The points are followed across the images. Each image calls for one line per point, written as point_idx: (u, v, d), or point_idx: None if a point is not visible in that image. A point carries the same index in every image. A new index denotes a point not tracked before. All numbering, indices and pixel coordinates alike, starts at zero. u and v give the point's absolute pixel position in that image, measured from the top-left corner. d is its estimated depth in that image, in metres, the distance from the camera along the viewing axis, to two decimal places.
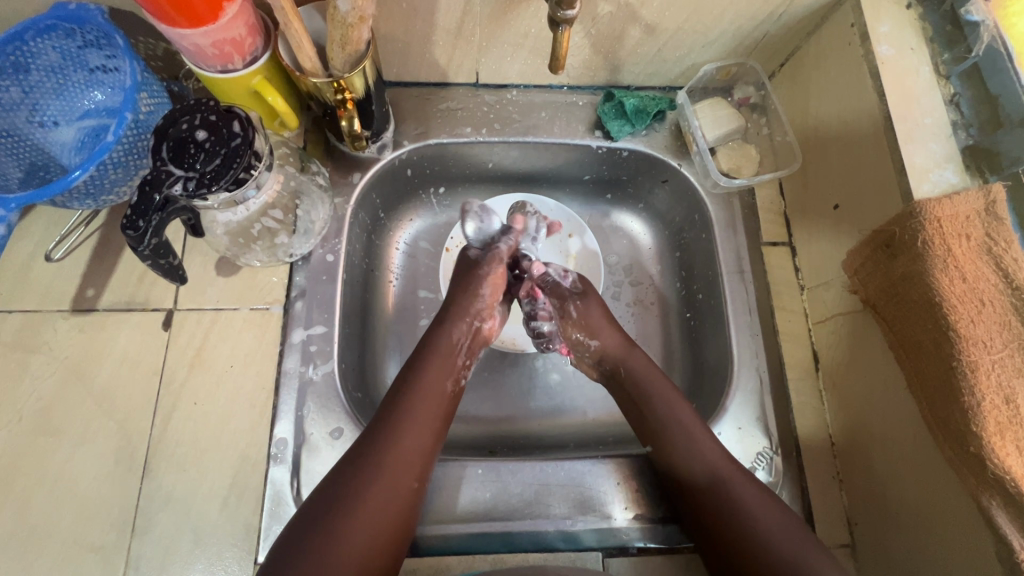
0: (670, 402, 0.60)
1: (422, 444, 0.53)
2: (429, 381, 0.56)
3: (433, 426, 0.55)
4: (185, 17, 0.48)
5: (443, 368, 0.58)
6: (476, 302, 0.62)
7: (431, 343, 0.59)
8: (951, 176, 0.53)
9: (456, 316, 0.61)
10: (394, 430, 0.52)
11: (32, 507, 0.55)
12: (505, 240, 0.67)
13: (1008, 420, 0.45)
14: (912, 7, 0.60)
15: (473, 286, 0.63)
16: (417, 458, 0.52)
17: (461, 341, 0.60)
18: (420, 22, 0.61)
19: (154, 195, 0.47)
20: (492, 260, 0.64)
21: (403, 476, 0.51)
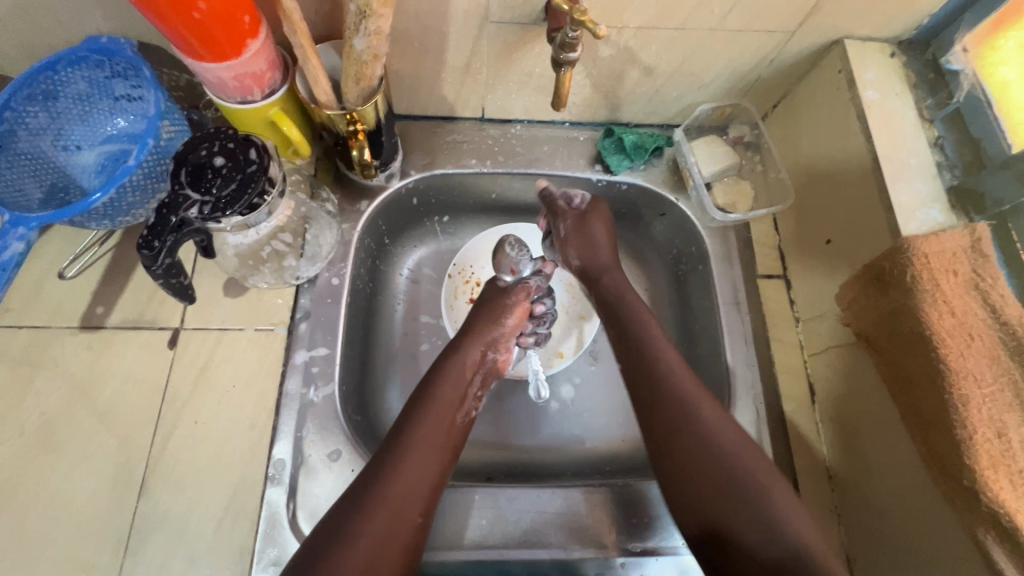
0: (681, 394, 0.54)
1: (426, 475, 0.52)
2: (436, 409, 0.57)
3: (439, 456, 0.54)
4: (212, 53, 0.51)
5: (451, 398, 0.58)
6: (497, 332, 0.65)
7: (445, 365, 0.60)
8: (937, 214, 0.56)
9: (472, 341, 0.63)
10: (401, 457, 0.52)
11: (27, 524, 0.55)
12: (536, 279, 0.70)
13: (1000, 454, 0.46)
14: (895, 55, 0.64)
15: (499, 314, 0.66)
16: (424, 487, 0.51)
17: (472, 367, 0.61)
18: (431, 61, 0.64)
19: (170, 217, 0.49)
20: (520, 291, 0.67)
21: (406, 508, 0.49)
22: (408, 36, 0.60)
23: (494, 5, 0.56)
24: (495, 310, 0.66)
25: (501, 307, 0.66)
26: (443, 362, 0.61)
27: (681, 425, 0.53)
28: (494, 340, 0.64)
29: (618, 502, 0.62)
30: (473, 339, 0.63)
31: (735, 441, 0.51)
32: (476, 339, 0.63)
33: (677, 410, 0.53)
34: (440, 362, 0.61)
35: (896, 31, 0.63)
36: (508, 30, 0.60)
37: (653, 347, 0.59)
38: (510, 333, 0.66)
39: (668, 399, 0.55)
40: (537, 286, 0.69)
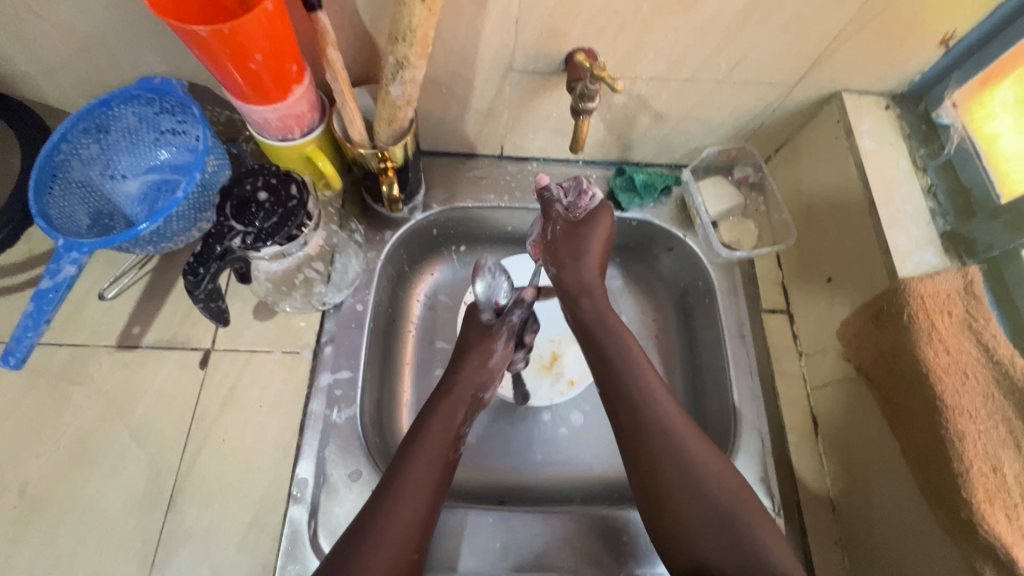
0: (671, 433, 0.55)
1: (422, 511, 0.53)
2: (429, 447, 0.57)
3: (429, 492, 0.54)
4: (261, 97, 0.56)
5: (442, 437, 0.58)
6: (484, 372, 0.66)
7: (436, 405, 0.61)
8: (931, 258, 0.60)
9: (462, 383, 0.64)
10: (397, 494, 0.53)
11: (61, 536, 0.57)
12: (517, 312, 0.69)
13: (995, 487, 0.48)
14: (889, 108, 0.69)
15: (486, 355, 0.67)
16: (417, 525, 0.52)
17: (462, 405, 0.62)
18: (457, 104, 0.69)
19: (216, 246, 0.53)
20: (503, 332, 0.68)
21: (405, 545, 0.51)
22: (437, 82, 0.65)
23: (518, 56, 0.61)
24: (477, 351, 0.67)
25: (485, 346, 0.67)
26: (434, 402, 0.62)
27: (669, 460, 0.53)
28: (479, 381, 0.65)
29: (623, 528, 0.63)
30: (458, 378, 0.64)
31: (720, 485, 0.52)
32: (463, 381, 0.64)
33: (664, 445, 0.54)
34: (433, 401, 0.62)
35: (890, 86, 0.68)
36: (529, 78, 0.65)
37: (641, 377, 0.59)
38: (489, 372, 0.66)
39: (653, 435, 0.55)
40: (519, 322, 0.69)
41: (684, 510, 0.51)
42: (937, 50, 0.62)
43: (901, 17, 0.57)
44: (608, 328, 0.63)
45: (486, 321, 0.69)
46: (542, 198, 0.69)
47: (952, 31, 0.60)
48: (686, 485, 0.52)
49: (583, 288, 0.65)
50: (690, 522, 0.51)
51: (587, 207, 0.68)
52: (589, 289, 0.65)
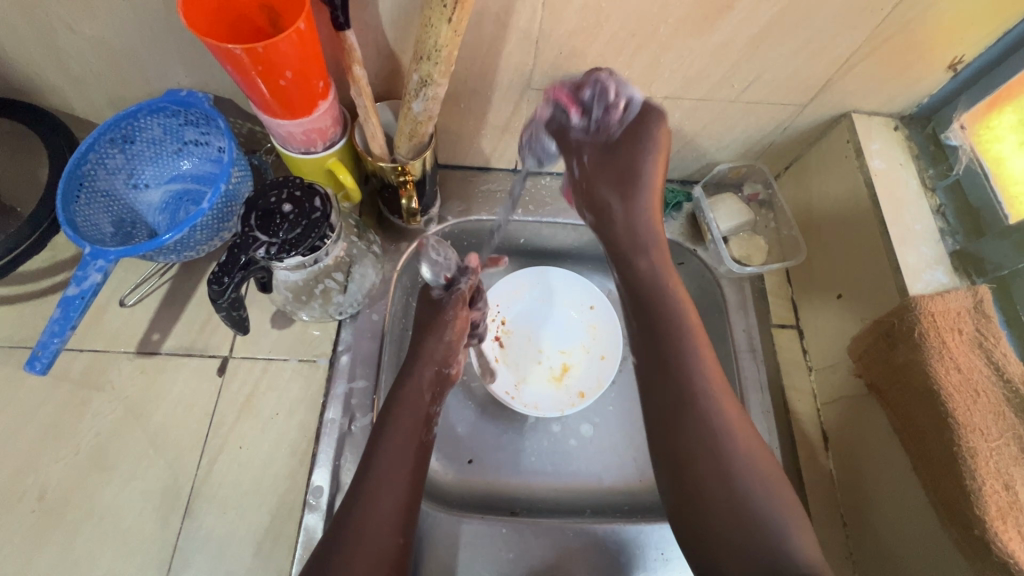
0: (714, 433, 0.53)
1: (402, 499, 0.53)
2: (401, 433, 0.57)
3: (403, 474, 0.54)
4: (287, 112, 0.57)
5: (411, 424, 0.58)
6: (443, 347, 0.66)
7: (399, 391, 0.61)
8: (941, 276, 0.61)
9: (423, 362, 0.64)
10: (374, 483, 0.53)
11: (78, 541, 0.58)
12: (464, 278, 0.70)
13: (1008, 505, 0.49)
14: (898, 129, 0.70)
15: (441, 329, 0.66)
16: (395, 510, 0.52)
17: (426, 387, 0.62)
18: (474, 120, 0.71)
19: (240, 256, 0.54)
20: (455, 303, 0.68)
21: (386, 533, 0.51)
22: (456, 99, 0.67)
23: (536, 75, 0.63)
24: (433, 328, 0.67)
25: (438, 322, 0.67)
26: (400, 388, 0.61)
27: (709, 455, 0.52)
28: (438, 361, 0.65)
29: (630, 539, 0.64)
30: (419, 360, 0.64)
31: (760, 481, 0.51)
32: (422, 362, 0.64)
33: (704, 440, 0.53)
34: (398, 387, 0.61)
35: (899, 108, 0.69)
36: None
37: (684, 349, 0.58)
38: (447, 353, 0.66)
39: (687, 417, 0.54)
40: (468, 289, 0.69)
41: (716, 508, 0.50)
42: (945, 74, 0.64)
43: (910, 42, 0.59)
44: (657, 290, 0.62)
45: (438, 297, 0.70)
46: (553, 132, 0.64)
47: (960, 56, 0.61)
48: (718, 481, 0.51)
49: (636, 241, 0.64)
50: (713, 515, 0.50)
51: (620, 120, 0.62)
52: (645, 246, 0.64)
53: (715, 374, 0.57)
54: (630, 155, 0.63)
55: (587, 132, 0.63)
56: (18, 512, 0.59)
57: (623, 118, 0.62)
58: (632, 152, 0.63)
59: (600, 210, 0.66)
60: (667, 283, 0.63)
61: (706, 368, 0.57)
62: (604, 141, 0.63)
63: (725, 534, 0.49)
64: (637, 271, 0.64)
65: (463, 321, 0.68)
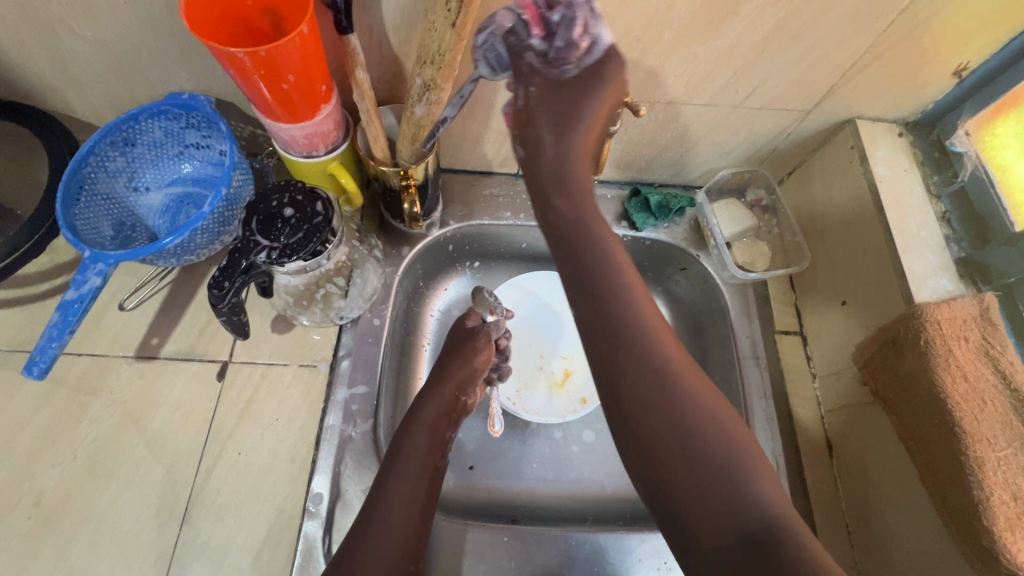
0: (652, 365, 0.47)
1: (415, 521, 0.52)
2: (416, 457, 0.57)
3: (418, 498, 0.54)
4: (289, 116, 0.57)
5: (424, 445, 0.58)
6: (466, 372, 0.65)
7: (419, 413, 0.61)
8: (947, 283, 0.61)
9: (443, 385, 0.64)
10: (387, 502, 0.52)
11: (75, 547, 0.57)
12: (495, 325, 0.72)
13: (1016, 516, 0.48)
14: (902, 135, 0.70)
15: (469, 356, 0.67)
16: (406, 532, 0.51)
17: (444, 412, 0.62)
18: (478, 124, 0.70)
19: (241, 261, 0.54)
20: (485, 336, 0.69)
21: (400, 557, 0.50)
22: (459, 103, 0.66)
23: None
24: (470, 355, 0.67)
25: (468, 349, 0.67)
26: (419, 410, 0.61)
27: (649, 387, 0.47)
28: (460, 383, 0.65)
29: (633, 548, 0.63)
30: (445, 383, 0.64)
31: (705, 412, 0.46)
32: (446, 385, 0.64)
33: (647, 376, 0.47)
34: (418, 409, 0.61)
35: (903, 114, 0.69)
36: None
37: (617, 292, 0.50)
38: (473, 376, 0.66)
39: (628, 367, 0.47)
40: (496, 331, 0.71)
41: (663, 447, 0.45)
42: (950, 80, 0.63)
43: (916, 48, 0.58)
44: (585, 231, 0.52)
45: (472, 327, 0.71)
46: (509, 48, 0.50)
47: (965, 62, 0.61)
48: (664, 421, 0.46)
49: (561, 179, 0.52)
50: (662, 455, 0.45)
51: (580, 62, 0.51)
52: (567, 184, 0.52)
53: (653, 314, 0.50)
54: (582, 102, 0.51)
55: (540, 60, 0.50)
56: (14, 518, 0.58)
57: (584, 58, 0.51)
58: (580, 94, 0.51)
59: (530, 144, 0.53)
60: (594, 224, 0.52)
61: (642, 313, 0.49)
62: (555, 73, 0.51)
63: (673, 471, 0.44)
64: (556, 213, 0.53)
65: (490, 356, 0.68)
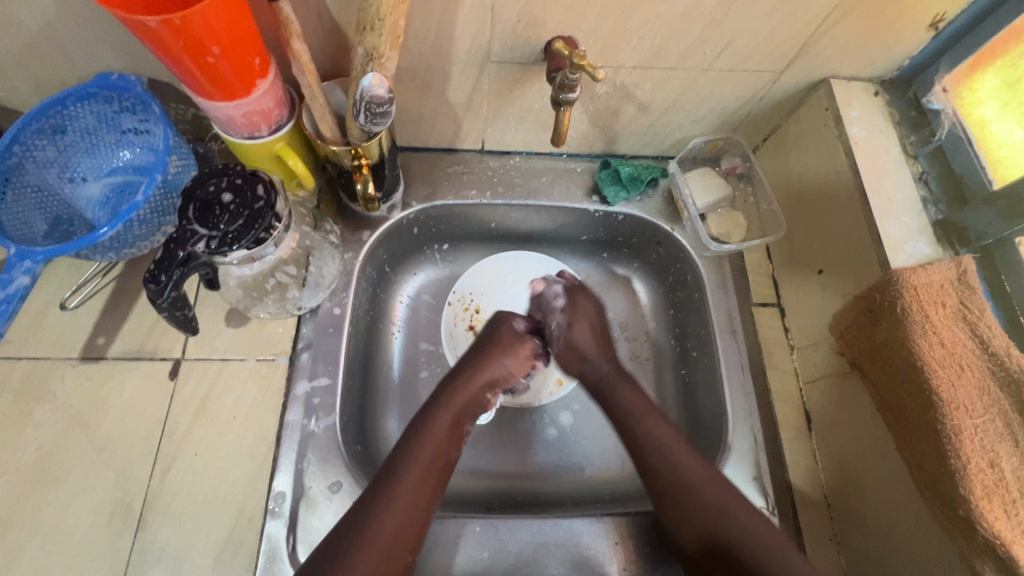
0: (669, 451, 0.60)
1: (412, 514, 0.53)
2: (425, 452, 0.56)
3: (422, 495, 0.54)
4: (222, 92, 0.52)
5: (440, 434, 0.58)
6: (499, 369, 0.64)
7: (444, 399, 0.61)
8: (924, 248, 0.59)
9: (472, 376, 0.63)
10: (390, 491, 0.53)
11: (22, 559, 0.54)
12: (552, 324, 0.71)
13: (994, 484, 0.47)
14: (879, 94, 0.67)
15: (503, 353, 0.65)
16: (408, 527, 0.52)
17: (466, 403, 0.61)
18: (434, 97, 0.66)
19: (178, 252, 0.50)
20: (525, 340, 0.67)
21: (394, 549, 0.51)
22: (412, 74, 0.62)
23: (495, 46, 0.58)
24: (504, 348, 0.65)
25: (507, 346, 0.66)
26: (446, 398, 0.61)
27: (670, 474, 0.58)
28: (490, 378, 0.63)
29: (613, 533, 0.61)
30: (481, 372, 0.63)
31: (738, 507, 0.56)
32: (477, 376, 0.63)
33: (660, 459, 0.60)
34: (446, 393, 0.61)
35: (879, 72, 0.66)
36: (508, 69, 0.62)
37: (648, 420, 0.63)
38: (507, 373, 0.65)
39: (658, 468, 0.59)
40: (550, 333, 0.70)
41: (685, 511, 0.57)
42: (927, 33, 0.60)
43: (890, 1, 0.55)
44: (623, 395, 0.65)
45: (520, 330, 0.68)
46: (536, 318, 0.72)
47: (942, 13, 0.58)
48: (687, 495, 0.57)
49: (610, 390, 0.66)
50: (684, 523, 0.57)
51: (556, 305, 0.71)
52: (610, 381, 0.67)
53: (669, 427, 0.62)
54: (586, 305, 0.71)
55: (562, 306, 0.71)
56: None
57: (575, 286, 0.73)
58: (588, 304, 0.71)
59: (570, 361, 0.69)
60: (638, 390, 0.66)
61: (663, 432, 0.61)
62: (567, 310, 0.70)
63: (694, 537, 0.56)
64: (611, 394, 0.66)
65: (527, 359, 0.67)
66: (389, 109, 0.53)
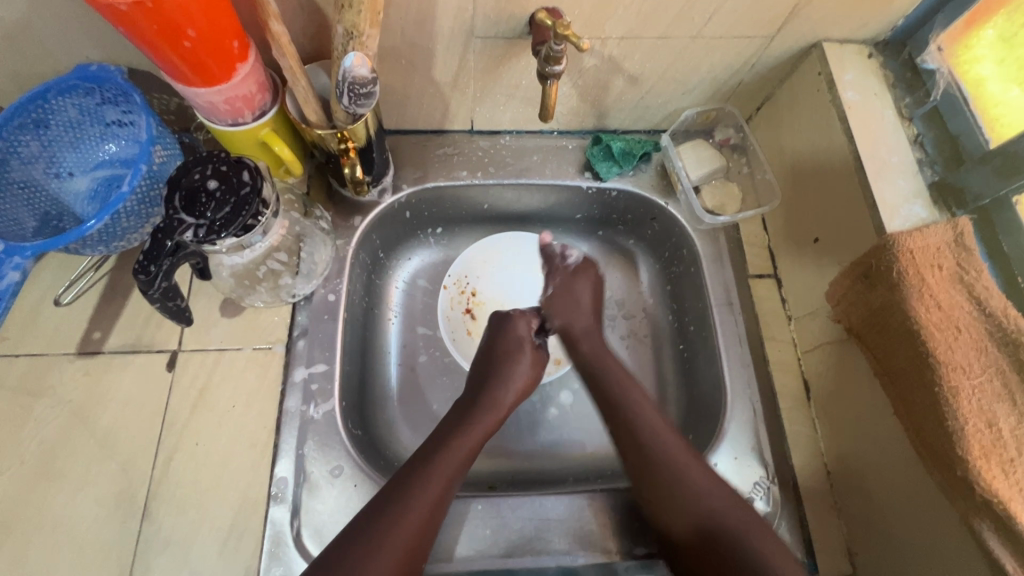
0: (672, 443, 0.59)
1: (434, 515, 0.54)
2: (450, 461, 0.58)
3: (446, 498, 0.56)
4: (202, 78, 0.51)
5: (465, 449, 0.59)
6: (517, 384, 0.66)
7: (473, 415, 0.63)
8: (920, 210, 0.58)
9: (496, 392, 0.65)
10: (419, 489, 0.54)
11: (31, 551, 0.55)
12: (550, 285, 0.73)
13: (991, 443, 0.47)
14: (873, 56, 0.66)
15: (517, 367, 0.66)
16: (425, 529, 0.53)
17: (488, 417, 0.63)
18: (419, 76, 0.65)
19: (166, 241, 0.49)
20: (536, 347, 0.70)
21: (413, 554, 0.52)
22: (395, 53, 0.61)
23: (478, 21, 0.57)
24: (521, 367, 0.67)
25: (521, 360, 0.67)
26: (470, 418, 0.62)
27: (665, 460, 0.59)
28: (514, 397, 0.66)
29: (617, 507, 0.62)
30: (507, 394, 0.65)
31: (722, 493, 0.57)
32: (498, 395, 0.64)
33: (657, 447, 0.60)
34: (474, 411, 0.63)
35: (873, 33, 0.65)
36: (492, 44, 0.61)
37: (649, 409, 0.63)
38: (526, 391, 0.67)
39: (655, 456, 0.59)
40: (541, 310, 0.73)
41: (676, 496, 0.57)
42: None
43: None
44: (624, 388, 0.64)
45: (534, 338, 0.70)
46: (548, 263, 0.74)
47: None
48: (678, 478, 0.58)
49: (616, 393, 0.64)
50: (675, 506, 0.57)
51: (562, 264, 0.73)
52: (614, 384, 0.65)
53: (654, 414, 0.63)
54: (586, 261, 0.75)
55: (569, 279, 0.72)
56: None
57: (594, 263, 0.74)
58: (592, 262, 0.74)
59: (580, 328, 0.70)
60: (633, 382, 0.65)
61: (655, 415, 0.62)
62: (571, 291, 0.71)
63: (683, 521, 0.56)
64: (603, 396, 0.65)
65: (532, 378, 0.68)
66: (373, 89, 0.52)
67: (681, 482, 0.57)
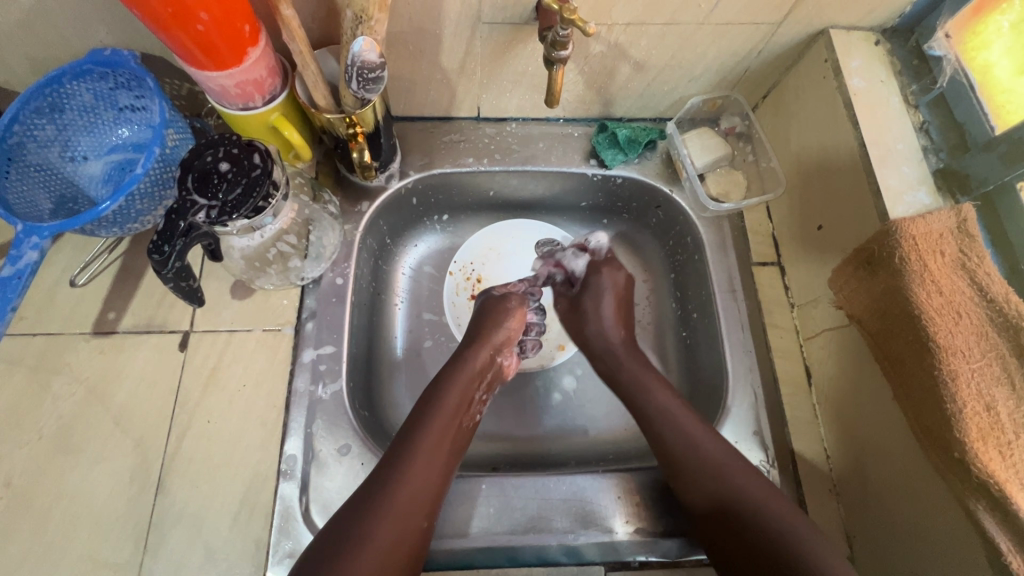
0: (671, 423, 0.61)
1: (431, 480, 0.55)
2: (438, 424, 0.58)
3: (438, 465, 0.56)
4: (214, 62, 0.52)
5: (450, 405, 0.60)
6: (502, 332, 0.67)
7: (456, 368, 0.63)
8: (924, 197, 0.58)
9: (477, 347, 0.65)
10: (416, 462, 0.55)
11: (49, 522, 0.57)
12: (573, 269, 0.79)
13: (989, 426, 0.47)
14: (880, 44, 0.66)
15: (501, 317, 0.69)
16: (428, 493, 0.54)
17: (480, 369, 0.64)
18: (426, 63, 0.65)
19: (179, 222, 0.50)
20: (515, 296, 0.71)
21: (413, 514, 0.52)
22: (402, 39, 0.62)
23: (485, 7, 0.58)
24: (507, 315, 0.69)
25: (501, 311, 0.69)
26: (456, 376, 0.62)
27: (671, 430, 0.61)
28: (498, 341, 0.67)
29: (619, 488, 0.63)
30: (480, 347, 0.65)
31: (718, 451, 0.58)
32: (484, 345, 0.66)
33: (666, 430, 0.61)
34: (460, 364, 0.64)
35: (880, 20, 0.65)
36: (500, 30, 0.61)
37: (652, 395, 0.64)
38: (512, 339, 0.68)
39: (663, 432, 0.61)
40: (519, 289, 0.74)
41: (690, 471, 0.58)
42: None
43: None
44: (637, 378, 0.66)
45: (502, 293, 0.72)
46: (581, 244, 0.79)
47: None
48: (686, 444, 0.59)
49: (641, 383, 0.66)
50: (687, 467, 0.58)
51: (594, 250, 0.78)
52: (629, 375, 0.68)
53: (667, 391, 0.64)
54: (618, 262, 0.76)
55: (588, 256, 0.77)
56: None
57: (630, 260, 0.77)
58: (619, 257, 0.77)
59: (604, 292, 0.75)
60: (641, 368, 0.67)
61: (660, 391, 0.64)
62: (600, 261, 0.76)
63: (699, 491, 0.57)
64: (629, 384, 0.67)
65: (521, 313, 0.70)
66: (381, 74, 0.53)
67: (688, 443, 0.59)
